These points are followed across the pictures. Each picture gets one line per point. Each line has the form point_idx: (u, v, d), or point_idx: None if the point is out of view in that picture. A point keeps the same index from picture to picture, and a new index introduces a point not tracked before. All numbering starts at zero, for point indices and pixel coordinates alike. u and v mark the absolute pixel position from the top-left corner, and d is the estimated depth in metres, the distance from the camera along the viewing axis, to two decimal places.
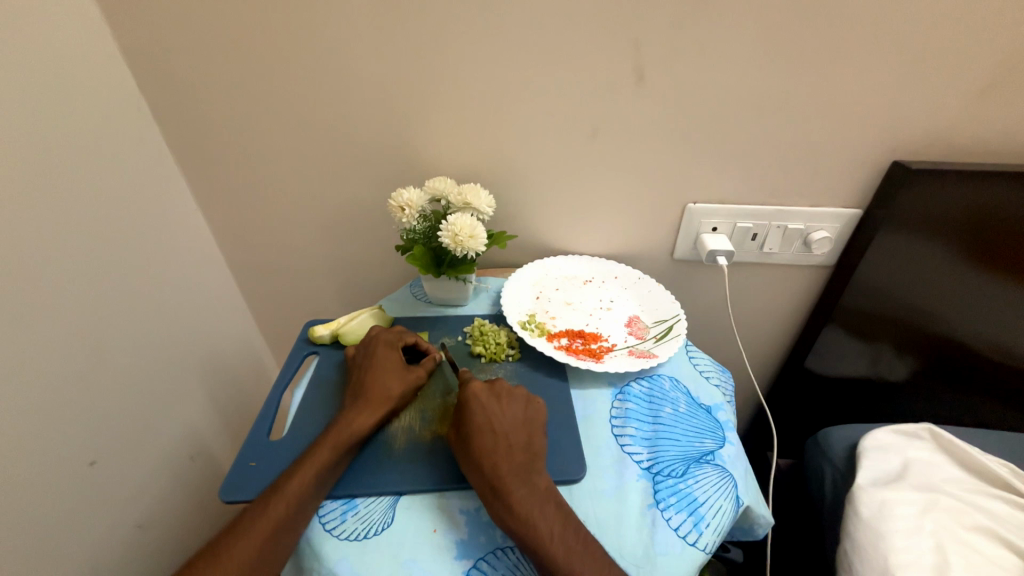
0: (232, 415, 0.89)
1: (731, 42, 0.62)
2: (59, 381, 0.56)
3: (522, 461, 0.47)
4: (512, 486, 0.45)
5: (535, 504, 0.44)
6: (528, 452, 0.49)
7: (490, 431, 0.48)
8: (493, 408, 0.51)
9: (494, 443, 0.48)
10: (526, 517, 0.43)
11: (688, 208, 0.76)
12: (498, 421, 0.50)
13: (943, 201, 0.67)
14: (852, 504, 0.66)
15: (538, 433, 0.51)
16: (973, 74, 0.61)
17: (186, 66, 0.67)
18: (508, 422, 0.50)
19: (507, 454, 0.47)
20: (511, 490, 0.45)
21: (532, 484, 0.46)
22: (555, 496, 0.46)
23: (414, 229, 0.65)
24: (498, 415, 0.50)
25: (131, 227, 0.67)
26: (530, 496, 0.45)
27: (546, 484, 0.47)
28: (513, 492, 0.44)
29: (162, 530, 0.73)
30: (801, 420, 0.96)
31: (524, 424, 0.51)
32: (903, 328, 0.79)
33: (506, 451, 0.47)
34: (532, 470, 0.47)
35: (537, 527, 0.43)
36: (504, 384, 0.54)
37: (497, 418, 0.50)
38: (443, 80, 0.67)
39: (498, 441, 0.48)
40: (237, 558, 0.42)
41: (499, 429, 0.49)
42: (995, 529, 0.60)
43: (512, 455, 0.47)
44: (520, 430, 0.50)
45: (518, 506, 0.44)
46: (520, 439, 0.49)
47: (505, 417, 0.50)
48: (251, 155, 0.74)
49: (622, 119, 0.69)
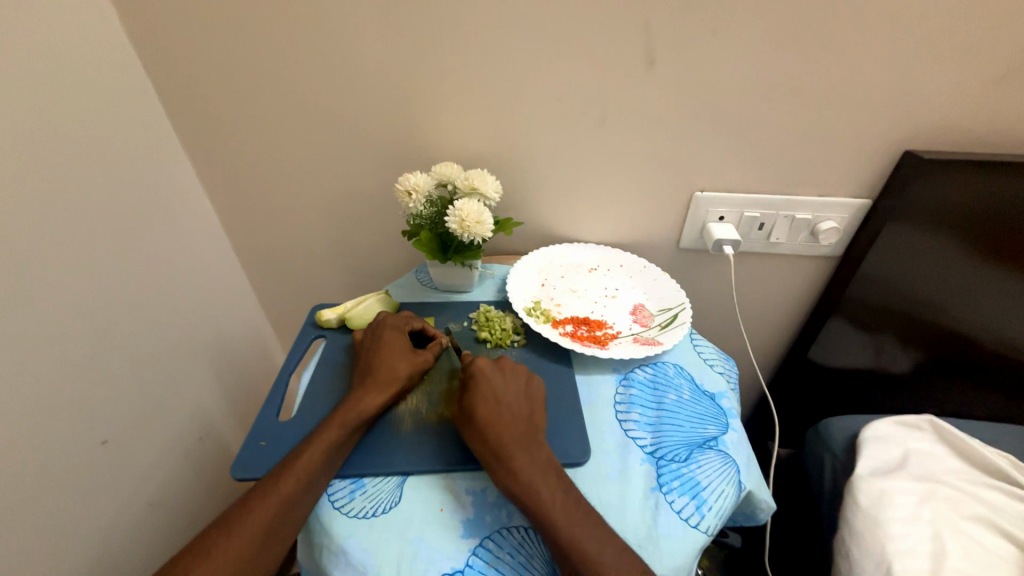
0: (240, 398, 0.91)
1: (744, 26, 0.60)
2: (69, 361, 0.57)
3: (526, 431, 0.48)
4: (516, 454, 0.46)
5: (538, 472, 0.45)
6: (531, 423, 0.49)
7: (495, 402, 0.49)
8: (497, 380, 0.51)
9: (498, 414, 0.48)
10: (529, 484, 0.44)
11: (696, 197, 0.75)
12: (502, 392, 0.50)
13: (954, 193, 0.67)
14: (850, 493, 0.67)
15: (540, 406, 0.52)
16: (991, 62, 0.60)
17: (191, 47, 0.66)
18: (511, 394, 0.51)
19: (511, 424, 0.48)
20: (515, 458, 0.46)
21: (535, 453, 0.47)
22: (557, 466, 0.47)
23: (420, 214, 0.65)
24: (502, 388, 0.51)
25: (139, 211, 0.67)
26: (533, 465, 0.46)
27: (548, 454, 0.48)
28: (517, 460, 0.46)
29: (173, 509, 0.74)
30: (802, 410, 0.97)
31: (527, 398, 0.51)
32: (909, 320, 0.79)
33: (510, 421, 0.48)
34: (535, 442, 0.48)
35: (540, 493, 0.44)
36: (508, 360, 0.54)
37: (501, 390, 0.51)
38: (451, 63, 0.66)
39: (502, 411, 0.49)
40: (249, 531, 0.43)
41: (502, 400, 0.50)
42: (993, 519, 0.60)
43: (516, 424, 0.48)
44: (523, 402, 0.51)
45: (522, 473, 0.45)
46: (523, 410, 0.50)
47: (508, 389, 0.51)
48: (256, 139, 0.74)
49: (631, 106, 0.68)
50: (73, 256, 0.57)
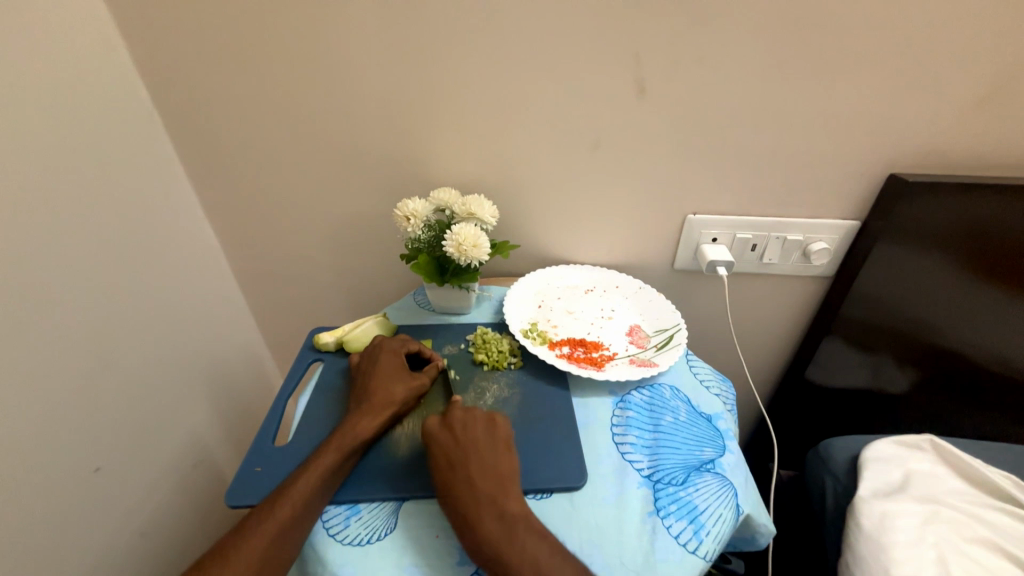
0: (235, 421, 0.90)
1: (727, 57, 0.63)
2: (65, 383, 0.57)
3: (486, 491, 0.46)
4: (477, 519, 0.44)
5: (502, 537, 0.43)
6: (493, 478, 0.47)
7: (448, 468, 0.48)
8: (450, 442, 0.50)
9: (455, 479, 0.47)
10: (496, 550, 0.42)
11: (688, 219, 0.77)
12: (455, 454, 0.49)
13: (940, 213, 0.68)
14: (852, 515, 0.66)
15: (505, 456, 0.49)
16: (965, 89, 0.63)
17: (197, 79, 0.69)
18: (469, 450, 0.49)
19: (468, 485, 0.46)
20: (477, 523, 0.44)
21: (499, 513, 0.45)
22: (529, 521, 0.45)
23: (418, 238, 0.66)
24: (455, 449, 0.49)
25: (140, 234, 0.69)
26: (497, 528, 0.43)
27: (517, 511, 0.45)
28: (478, 526, 0.44)
29: (164, 537, 0.73)
30: (803, 431, 0.96)
31: (488, 451, 0.49)
32: (903, 339, 0.80)
33: (466, 483, 0.46)
34: (499, 499, 0.46)
35: (509, 561, 0.41)
36: (461, 412, 0.52)
37: (455, 452, 0.49)
38: (449, 93, 0.69)
39: (457, 474, 0.47)
40: (242, 560, 0.42)
41: (456, 463, 0.48)
42: (999, 542, 0.60)
43: (473, 484, 0.46)
44: (482, 455, 0.49)
45: (485, 540, 0.43)
46: (482, 465, 0.48)
47: (464, 447, 0.49)
48: (258, 165, 0.76)
49: (623, 132, 0.70)
50: (73, 279, 0.59)
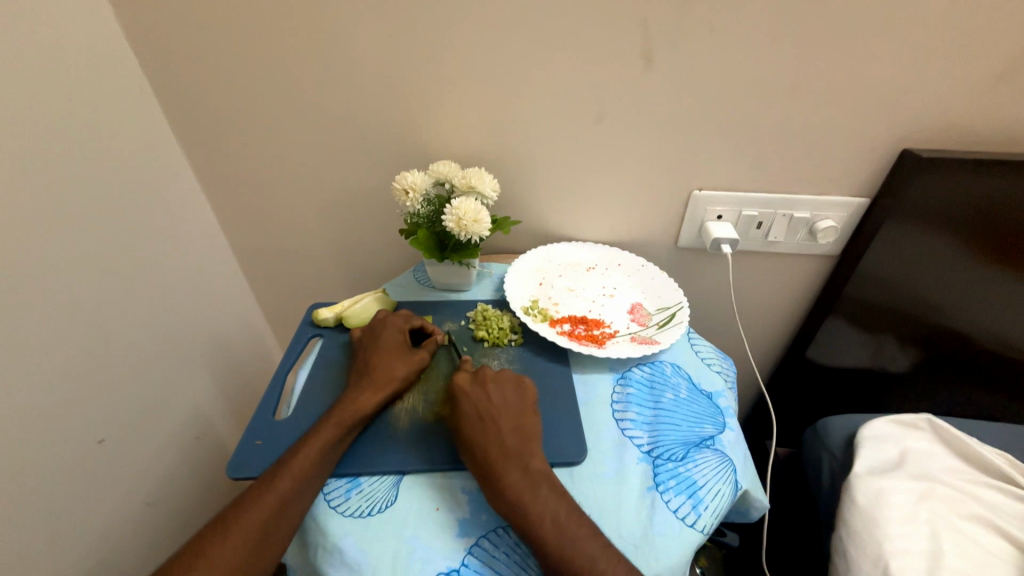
0: (237, 395, 0.91)
1: (743, 25, 0.60)
2: (64, 360, 0.57)
3: (513, 445, 0.48)
4: (504, 472, 0.45)
5: (526, 488, 0.44)
6: (520, 436, 0.49)
7: (478, 419, 0.49)
8: (481, 397, 0.51)
9: (483, 431, 0.48)
10: (519, 501, 0.44)
11: (694, 195, 0.75)
12: (487, 409, 0.50)
13: (953, 192, 0.66)
14: (847, 491, 0.67)
15: (533, 417, 0.51)
16: (989, 61, 0.60)
17: (187, 45, 0.66)
18: (498, 408, 0.50)
19: (497, 439, 0.48)
20: (503, 474, 0.45)
21: (525, 468, 0.46)
22: (551, 479, 0.46)
23: (417, 212, 0.65)
24: (486, 403, 0.51)
25: (136, 209, 0.67)
26: (522, 481, 0.45)
27: (541, 467, 0.47)
28: (504, 477, 0.45)
29: (170, 508, 0.74)
30: (801, 409, 0.97)
31: (517, 410, 0.51)
32: (906, 319, 0.79)
33: (496, 437, 0.48)
34: (525, 455, 0.47)
35: (531, 512, 0.43)
36: (494, 371, 0.54)
37: (485, 407, 0.50)
38: (448, 61, 0.66)
39: (487, 428, 0.48)
40: (245, 528, 0.43)
41: (486, 417, 0.49)
42: (991, 518, 0.60)
43: (502, 439, 0.48)
44: (511, 414, 0.50)
45: (510, 490, 0.44)
46: (512, 423, 0.49)
47: (493, 404, 0.51)
48: (253, 137, 0.74)
49: (629, 104, 0.68)
50: (69, 256, 0.57)
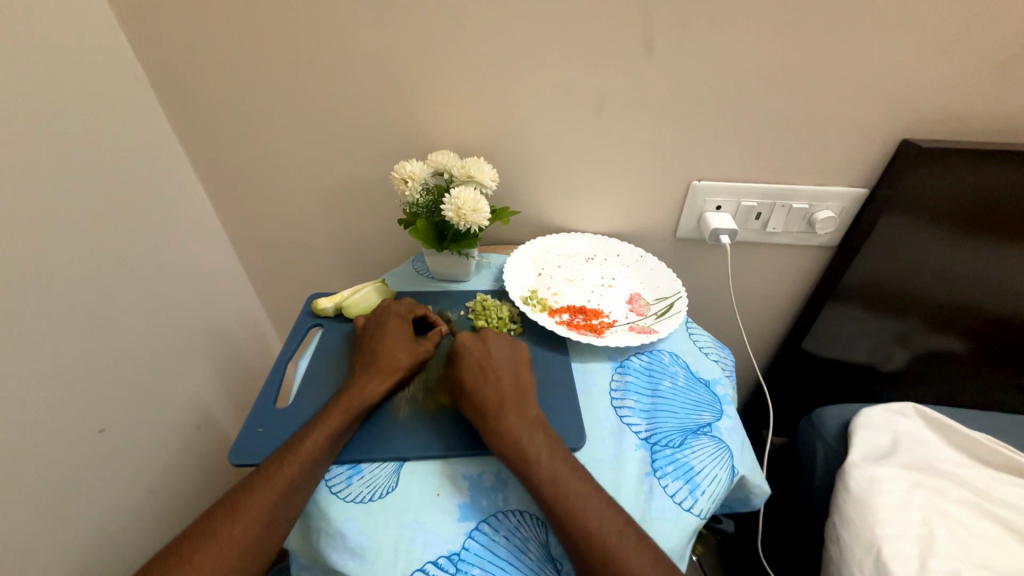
0: (237, 386, 0.91)
1: (744, 14, 0.60)
2: (64, 350, 0.57)
3: (512, 392, 0.50)
4: (502, 415, 0.48)
5: (523, 431, 0.47)
6: (519, 386, 0.51)
7: (478, 370, 0.51)
8: (480, 350, 0.54)
9: (483, 378, 0.51)
10: (517, 443, 0.46)
11: (693, 185, 0.75)
12: (486, 360, 0.53)
13: (952, 181, 0.67)
14: (842, 479, 0.68)
15: (529, 372, 0.53)
16: (991, 51, 0.60)
17: (182, 33, 0.65)
18: (498, 359, 0.53)
19: (497, 386, 0.50)
20: (502, 419, 0.47)
21: (522, 413, 0.48)
22: (547, 427, 0.48)
23: (417, 202, 0.64)
24: (486, 355, 0.53)
25: (133, 200, 0.67)
26: (519, 424, 0.47)
27: (537, 415, 0.49)
28: (502, 420, 0.47)
29: (172, 497, 0.75)
30: (797, 399, 0.98)
31: (514, 362, 0.54)
32: (904, 309, 0.79)
33: (494, 384, 0.50)
34: (523, 402, 0.50)
35: (528, 452, 0.45)
36: (492, 331, 0.57)
37: (485, 358, 0.53)
38: (447, 50, 0.66)
39: (485, 377, 0.51)
40: (251, 512, 0.43)
41: (485, 367, 0.52)
42: (981, 503, 0.62)
43: (502, 387, 0.50)
44: (509, 366, 0.53)
45: (507, 431, 0.47)
46: (510, 373, 0.52)
47: (493, 356, 0.53)
48: (250, 127, 0.73)
49: (630, 94, 0.67)
50: (67, 245, 0.57)
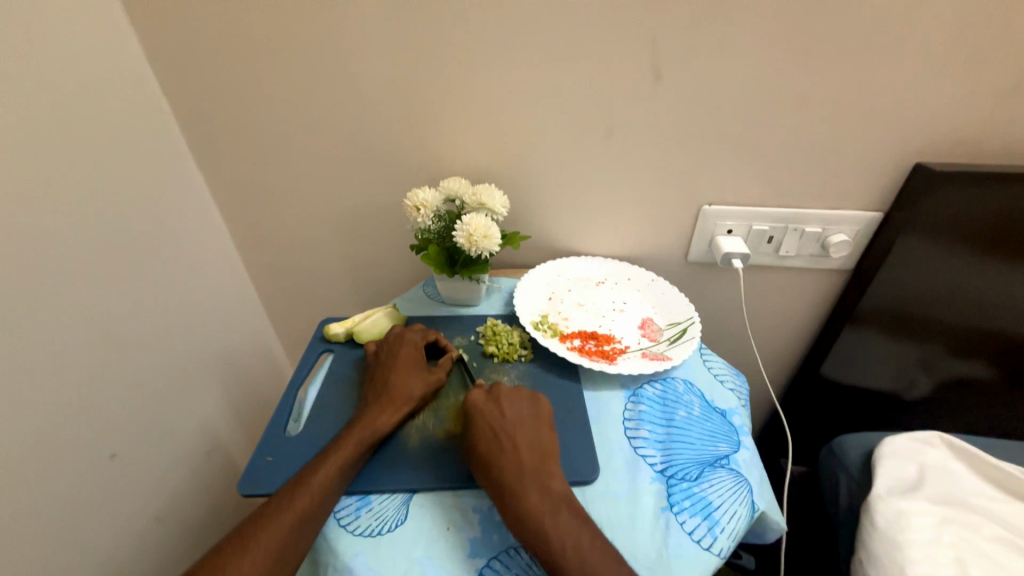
0: (248, 410, 0.91)
1: (748, 43, 0.61)
2: (79, 372, 0.58)
3: (531, 465, 0.47)
4: (522, 492, 0.45)
5: (546, 511, 0.44)
6: (538, 456, 0.48)
7: (494, 439, 0.49)
8: (495, 415, 0.51)
9: (500, 450, 0.48)
10: (539, 524, 0.43)
11: (703, 210, 0.75)
12: (501, 427, 0.50)
13: (968, 204, 0.66)
14: (866, 513, 0.65)
15: (549, 436, 0.51)
16: (1000, 75, 0.60)
17: (205, 68, 0.68)
18: (514, 426, 0.50)
19: (514, 459, 0.47)
20: (523, 496, 0.44)
21: (544, 488, 0.45)
22: (572, 503, 0.45)
23: (428, 228, 0.65)
24: (501, 421, 0.51)
25: (151, 226, 0.69)
26: (541, 503, 0.44)
27: (560, 489, 0.46)
28: (522, 498, 0.44)
29: (179, 524, 0.74)
30: (817, 426, 0.95)
31: (532, 427, 0.51)
32: (925, 334, 0.77)
33: (513, 457, 0.47)
34: (544, 475, 0.47)
35: (552, 535, 0.42)
36: (505, 389, 0.54)
37: (500, 425, 0.50)
38: (458, 81, 0.68)
39: (503, 448, 0.48)
40: (260, 546, 0.42)
41: (502, 435, 0.49)
42: (1018, 541, 0.58)
43: (521, 460, 0.47)
44: (527, 432, 0.50)
45: (528, 511, 0.44)
46: (528, 442, 0.49)
47: (508, 422, 0.51)
48: (267, 156, 0.76)
49: (637, 121, 0.69)
50: (87, 269, 0.59)
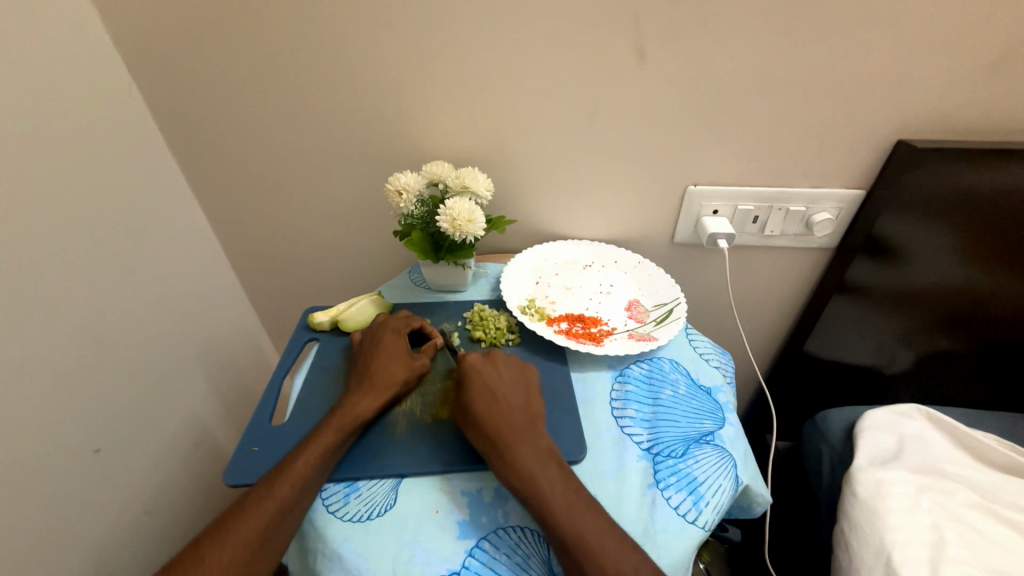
0: (234, 401, 0.90)
1: (735, 19, 0.60)
2: (58, 370, 0.56)
3: (523, 422, 0.48)
4: (515, 446, 0.46)
5: (538, 464, 0.45)
6: (530, 414, 0.49)
7: (488, 395, 0.49)
8: (490, 374, 0.52)
9: (494, 405, 0.49)
10: (531, 476, 0.44)
11: (689, 190, 0.75)
12: (496, 385, 0.50)
13: (948, 181, 0.66)
14: (848, 483, 0.67)
15: (538, 396, 0.52)
16: (984, 51, 0.60)
17: (176, 50, 0.65)
18: (506, 385, 0.51)
19: (508, 416, 0.48)
20: (514, 449, 0.46)
21: (535, 444, 0.47)
22: (560, 458, 0.46)
23: (412, 214, 0.64)
24: (495, 379, 0.51)
25: (128, 217, 0.67)
26: (533, 456, 0.45)
27: (549, 445, 0.47)
28: (515, 451, 0.45)
29: (169, 516, 0.74)
30: (801, 401, 0.97)
31: (524, 387, 0.52)
32: (905, 309, 0.79)
33: (507, 413, 0.48)
34: (534, 431, 0.48)
35: (542, 486, 0.43)
36: (499, 352, 0.55)
37: (495, 383, 0.51)
38: (439, 61, 0.66)
39: (498, 404, 0.49)
40: (244, 536, 0.42)
41: (496, 393, 0.50)
42: (990, 505, 0.60)
43: (514, 416, 0.48)
44: (519, 392, 0.51)
45: (521, 463, 0.45)
46: (520, 400, 0.50)
47: (502, 381, 0.51)
48: (245, 142, 0.73)
49: (624, 101, 0.67)
50: (61, 264, 0.57)
